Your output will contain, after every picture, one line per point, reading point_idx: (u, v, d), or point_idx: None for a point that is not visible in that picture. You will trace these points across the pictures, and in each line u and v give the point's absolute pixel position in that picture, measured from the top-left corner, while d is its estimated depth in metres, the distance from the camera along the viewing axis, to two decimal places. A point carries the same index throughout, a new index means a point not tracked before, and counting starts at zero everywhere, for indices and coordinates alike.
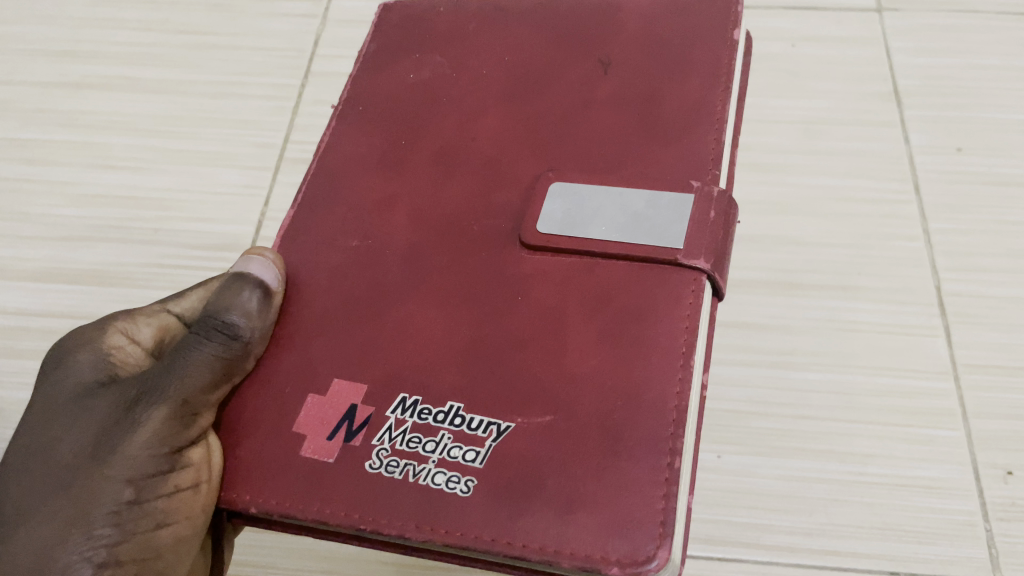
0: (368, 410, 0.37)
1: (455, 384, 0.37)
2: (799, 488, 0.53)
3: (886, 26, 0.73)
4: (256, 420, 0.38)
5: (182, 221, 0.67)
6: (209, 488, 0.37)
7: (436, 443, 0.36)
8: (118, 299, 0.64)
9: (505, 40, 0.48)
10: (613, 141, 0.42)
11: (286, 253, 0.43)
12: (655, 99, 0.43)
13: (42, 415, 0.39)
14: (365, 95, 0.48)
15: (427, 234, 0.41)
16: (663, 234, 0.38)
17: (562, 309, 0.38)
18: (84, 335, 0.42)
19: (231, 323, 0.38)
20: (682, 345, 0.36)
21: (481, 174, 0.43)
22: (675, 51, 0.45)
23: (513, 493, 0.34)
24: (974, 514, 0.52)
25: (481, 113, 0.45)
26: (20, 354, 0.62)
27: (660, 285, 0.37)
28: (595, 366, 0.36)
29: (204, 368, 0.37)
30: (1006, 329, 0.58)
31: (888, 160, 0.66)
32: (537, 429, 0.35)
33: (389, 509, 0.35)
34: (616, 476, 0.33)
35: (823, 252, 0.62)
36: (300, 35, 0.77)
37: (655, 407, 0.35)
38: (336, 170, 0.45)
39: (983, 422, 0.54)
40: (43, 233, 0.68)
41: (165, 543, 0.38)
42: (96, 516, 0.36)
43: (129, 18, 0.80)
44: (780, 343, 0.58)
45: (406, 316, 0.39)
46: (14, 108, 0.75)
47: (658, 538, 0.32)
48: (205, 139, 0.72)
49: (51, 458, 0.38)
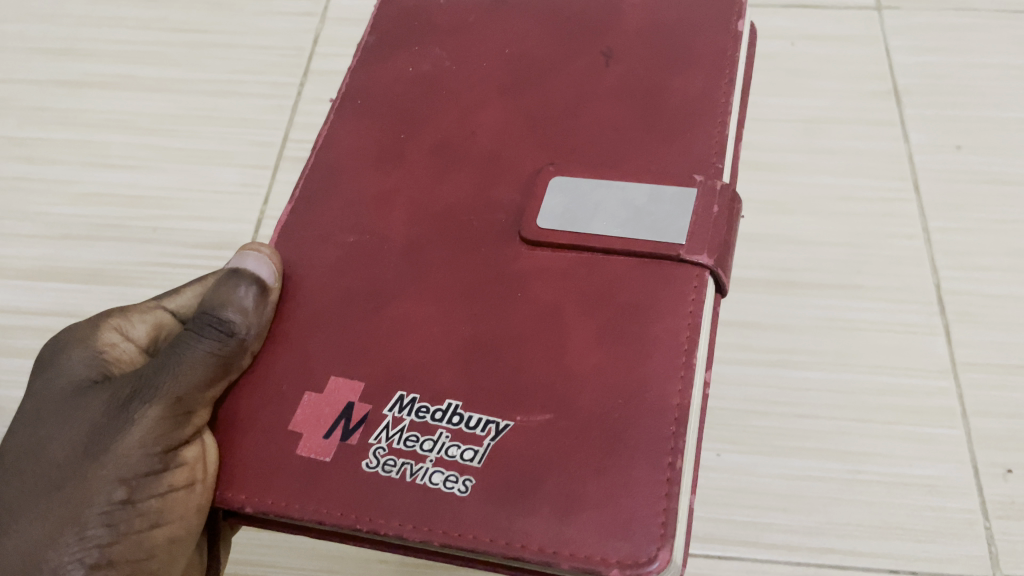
0: (366, 408, 0.37)
1: (453, 381, 0.37)
2: (799, 488, 0.53)
3: (886, 25, 0.73)
4: (252, 418, 0.38)
5: (180, 219, 0.67)
6: (204, 487, 0.36)
7: (434, 441, 0.35)
8: (115, 298, 0.63)
9: (505, 33, 0.47)
10: (614, 135, 0.42)
11: (283, 249, 0.42)
12: (656, 93, 0.43)
13: (34, 415, 0.39)
14: (365, 89, 0.47)
15: (427, 229, 0.41)
16: (665, 229, 0.38)
17: (563, 306, 0.37)
18: (78, 332, 0.41)
19: (226, 320, 0.38)
20: (684, 342, 0.36)
21: (480, 169, 0.42)
22: (677, 44, 0.44)
23: (512, 493, 0.33)
24: (974, 514, 0.51)
25: (481, 107, 0.45)
26: (17, 353, 0.61)
27: (662, 281, 0.37)
28: (596, 364, 0.36)
29: (198, 366, 0.37)
30: (1006, 328, 0.57)
31: (887, 158, 0.65)
32: (537, 427, 0.35)
33: (386, 510, 0.34)
34: (617, 476, 0.33)
35: (823, 251, 0.62)
36: (298, 34, 0.77)
37: (656, 405, 0.34)
38: (334, 165, 0.45)
39: (983, 421, 0.54)
40: (40, 231, 0.67)
41: (159, 544, 0.37)
42: (88, 517, 0.36)
43: (128, 16, 0.79)
44: (780, 342, 0.58)
45: (404, 313, 0.39)
46: (12, 107, 0.74)
47: (659, 539, 0.32)
48: (203, 138, 0.71)
49: (43, 458, 0.37)
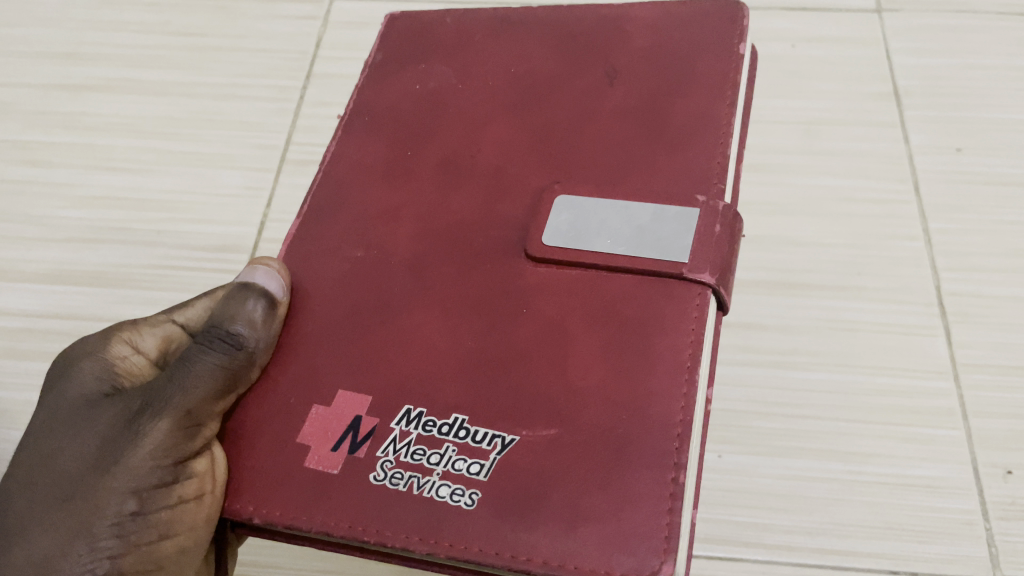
0: (373, 421, 0.37)
1: (459, 396, 0.37)
2: (800, 489, 0.53)
3: (886, 27, 0.73)
4: (260, 430, 0.38)
5: (184, 222, 0.67)
6: (213, 498, 0.37)
7: (440, 455, 0.36)
8: (120, 302, 0.64)
9: (510, 51, 0.48)
10: (618, 153, 0.42)
11: (291, 264, 0.43)
12: (659, 111, 0.43)
13: (48, 426, 0.40)
14: (371, 103, 0.48)
15: (432, 244, 0.41)
16: (668, 247, 0.38)
17: (567, 322, 0.38)
18: (90, 344, 0.42)
19: (235, 333, 0.38)
20: (687, 358, 0.36)
21: (486, 185, 0.43)
22: (680, 63, 0.45)
23: (518, 506, 0.34)
24: (973, 514, 0.52)
25: (487, 122, 0.45)
26: (23, 356, 0.62)
27: (666, 298, 0.37)
28: (600, 379, 0.36)
29: (208, 378, 0.38)
30: (1005, 328, 0.58)
31: (888, 160, 0.66)
32: (543, 442, 0.35)
33: (394, 521, 0.35)
34: (622, 489, 0.34)
35: (823, 252, 0.62)
36: (301, 37, 0.77)
37: (660, 421, 0.35)
38: (340, 180, 0.45)
39: (983, 422, 0.55)
40: (46, 234, 0.68)
41: (167, 555, 0.38)
42: (99, 528, 0.37)
43: (131, 20, 0.80)
44: (780, 343, 0.58)
45: (410, 328, 0.39)
46: (16, 111, 0.75)
47: (662, 553, 0.32)
48: (206, 140, 0.72)
49: (56, 469, 0.38)
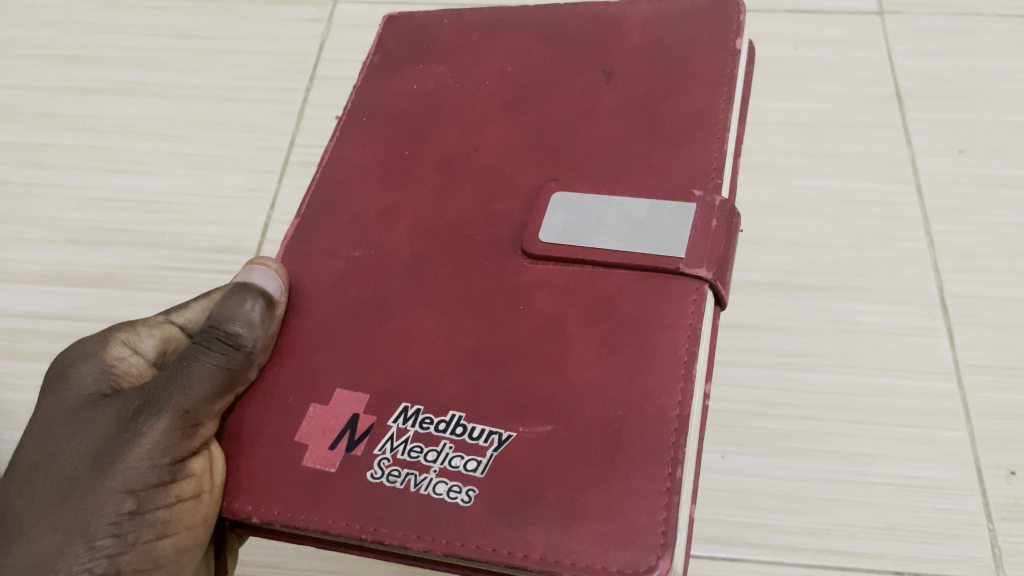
0: (370, 419, 0.37)
1: (455, 393, 0.37)
2: (803, 489, 0.53)
3: (888, 29, 0.73)
4: (258, 429, 0.38)
5: (187, 224, 0.68)
6: (211, 497, 0.37)
7: (437, 452, 0.36)
8: (123, 303, 0.64)
9: (508, 52, 0.48)
10: (614, 150, 0.42)
11: (289, 264, 0.43)
12: (655, 108, 0.43)
13: (44, 428, 0.40)
14: (370, 104, 0.48)
15: (430, 243, 0.42)
16: (665, 242, 0.38)
17: (564, 319, 0.38)
18: (87, 346, 0.42)
19: (233, 333, 0.39)
20: (684, 354, 0.36)
21: (482, 185, 0.43)
22: (676, 60, 0.45)
23: (515, 503, 0.34)
24: (977, 515, 0.51)
25: (484, 122, 0.45)
26: (27, 357, 0.62)
27: (663, 293, 0.37)
28: (597, 375, 0.36)
29: (206, 378, 0.38)
30: (1008, 330, 0.57)
31: (890, 162, 0.65)
32: (538, 438, 0.35)
33: (391, 518, 0.35)
34: (619, 485, 0.33)
35: (826, 253, 0.62)
36: (304, 40, 0.77)
37: (656, 416, 0.35)
38: (338, 180, 0.45)
39: (986, 423, 0.54)
40: (50, 236, 0.68)
41: (166, 554, 0.38)
42: (97, 527, 0.37)
43: (135, 23, 0.80)
44: (782, 344, 0.58)
45: (408, 326, 0.39)
46: (22, 113, 0.75)
47: (659, 548, 0.32)
48: (210, 143, 0.72)
49: (53, 470, 0.38)
